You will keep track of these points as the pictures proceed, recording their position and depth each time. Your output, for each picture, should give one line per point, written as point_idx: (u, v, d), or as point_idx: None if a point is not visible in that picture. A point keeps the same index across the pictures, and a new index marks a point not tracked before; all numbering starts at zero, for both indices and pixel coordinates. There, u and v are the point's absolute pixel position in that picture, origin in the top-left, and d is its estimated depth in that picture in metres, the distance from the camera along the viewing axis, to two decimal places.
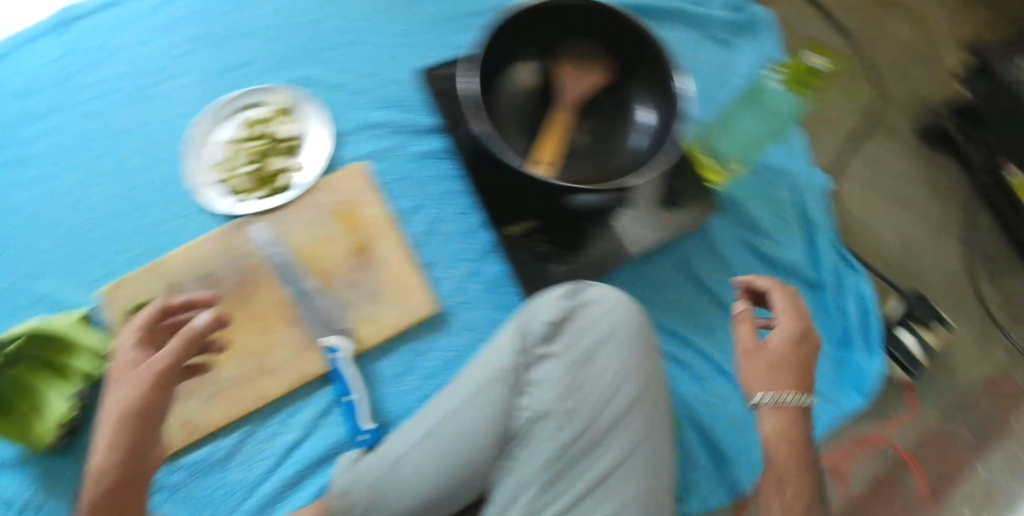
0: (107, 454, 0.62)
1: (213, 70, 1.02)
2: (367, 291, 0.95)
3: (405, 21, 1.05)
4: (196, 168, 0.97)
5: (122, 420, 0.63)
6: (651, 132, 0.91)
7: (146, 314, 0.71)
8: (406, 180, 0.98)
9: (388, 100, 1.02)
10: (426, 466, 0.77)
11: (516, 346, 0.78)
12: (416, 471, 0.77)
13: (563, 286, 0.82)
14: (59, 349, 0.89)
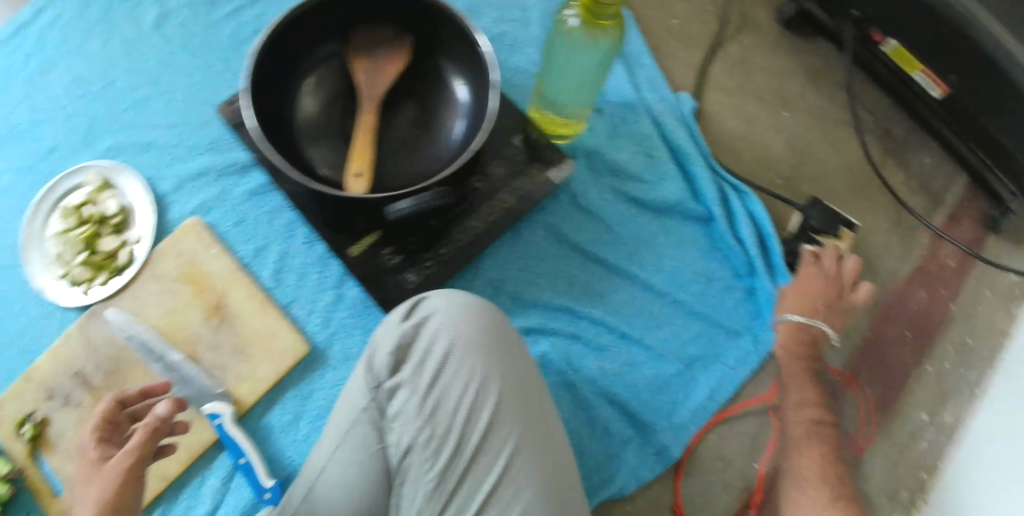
0: None
1: (20, 167, 0.97)
2: (230, 350, 0.87)
3: (198, 58, 1.01)
4: (35, 269, 0.93)
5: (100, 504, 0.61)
6: (467, 110, 0.88)
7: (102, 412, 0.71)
8: (241, 222, 0.92)
9: (203, 145, 0.96)
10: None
11: (365, 381, 0.71)
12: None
13: (401, 305, 0.74)
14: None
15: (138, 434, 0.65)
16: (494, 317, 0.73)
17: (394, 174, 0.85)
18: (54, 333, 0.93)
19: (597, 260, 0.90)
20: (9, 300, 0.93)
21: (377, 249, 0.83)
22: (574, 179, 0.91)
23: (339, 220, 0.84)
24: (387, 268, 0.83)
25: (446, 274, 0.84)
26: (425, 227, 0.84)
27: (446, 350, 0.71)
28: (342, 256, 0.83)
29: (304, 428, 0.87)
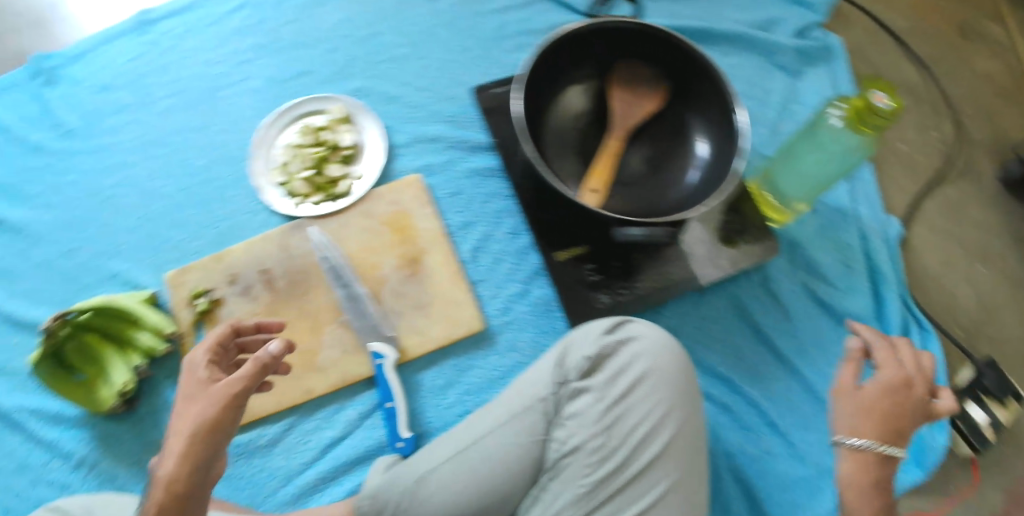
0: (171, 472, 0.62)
1: (271, 78, 1.08)
2: (413, 302, 0.94)
3: (462, 37, 1.06)
4: (260, 168, 1.01)
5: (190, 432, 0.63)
6: (703, 166, 0.91)
7: (219, 333, 0.74)
8: (458, 191, 0.98)
9: (444, 114, 1.02)
10: (456, 484, 0.77)
11: (553, 375, 0.80)
12: (444, 482, 0.77)
13: (605, 321, 0.82)
14: (117, 336, 0.98)
15: (246, 365, 0.66)
16: (666, 351, 0.79)
17: (619, 201, 0.91)
18: (253, 229, 1.01)
19: (769, 345, 0.93)
20: (222, 186, 1.03)
21: (582, 261, 0.91)
22: (772, 263, 0.95)
23: (553, 224, 0.92)
24: (585, 282, 0.91)
25: (633, 305, 0.90)
26: (630, 258, 0.91)
27: (638, 375, 0.78)
28: (547, 257, 0.91)
29: (456, 393, 0.92)
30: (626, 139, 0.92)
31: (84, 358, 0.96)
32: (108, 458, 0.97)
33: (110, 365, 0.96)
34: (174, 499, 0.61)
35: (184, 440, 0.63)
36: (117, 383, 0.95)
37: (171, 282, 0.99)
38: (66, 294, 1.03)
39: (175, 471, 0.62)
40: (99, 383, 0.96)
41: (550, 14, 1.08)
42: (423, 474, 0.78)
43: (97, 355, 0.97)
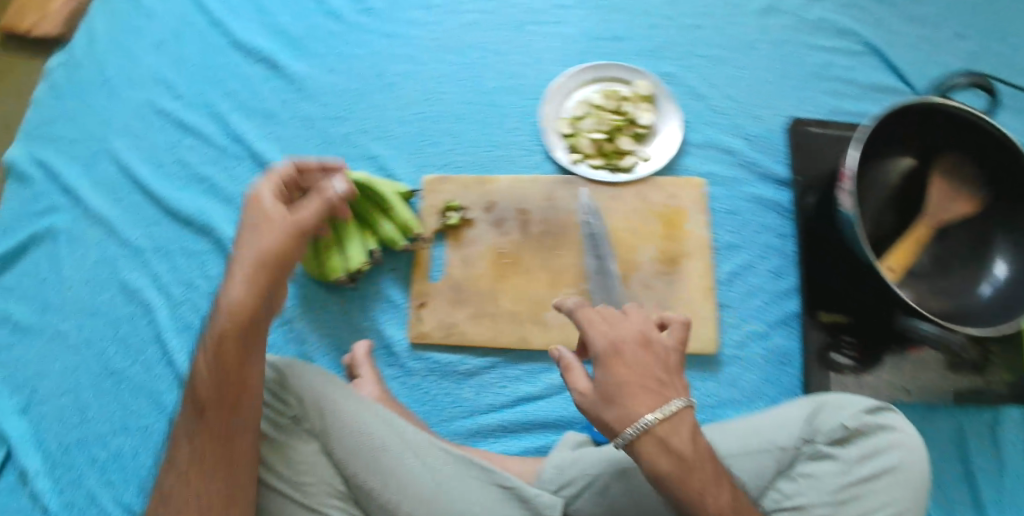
0: (240, 295, 0.69)
1: (588, 32, 1.05)
2: (660, 300, 0.94)
3: (783, 64, 1.03)
4: (552, 113, 1.01)
5: (260, 260, 0.70)
6: (999, 284, 0.92)
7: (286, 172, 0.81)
8: (733, 213, 0.98)
9: (744, 131, 1.01)
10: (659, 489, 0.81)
11: (800, 430, 0.82)
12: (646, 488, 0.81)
13: (864, 401, 0.83)
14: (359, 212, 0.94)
15: (315, 202, 0.76)
16: (912, 450, 0.79)
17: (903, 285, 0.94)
18: (525, 167, 1.00)
19: (971, 485, 0.94)
20: (505, 115, 1.02)
21: (841, 332, 0.93)
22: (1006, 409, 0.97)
23: (826, 287, 0.93)
24: (837, 353, 0.93)
25: (872, 392, 0.93)
26: (885, 345, 0.94)
27: (887, 465, 0.79)
28: (809, 314, 0.93)
29: None
30: (930, 234, 0.95)
31: (321, 221, 0.92)
32: (302, 320, 0.97)
33: (347, 238, 0.92)
34: (232, 335, 0.68)
35: (248, 265, 0.70)
36: (350, 260, 0.91)
37: (427, 184, 0.99)
38: (316, 154, 1.03)
39: (232, 298, 0.69)
40: (330, 251, 0.92)
41: (879, 74, 1.03)
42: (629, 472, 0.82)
43: (333, 223, 0.92)
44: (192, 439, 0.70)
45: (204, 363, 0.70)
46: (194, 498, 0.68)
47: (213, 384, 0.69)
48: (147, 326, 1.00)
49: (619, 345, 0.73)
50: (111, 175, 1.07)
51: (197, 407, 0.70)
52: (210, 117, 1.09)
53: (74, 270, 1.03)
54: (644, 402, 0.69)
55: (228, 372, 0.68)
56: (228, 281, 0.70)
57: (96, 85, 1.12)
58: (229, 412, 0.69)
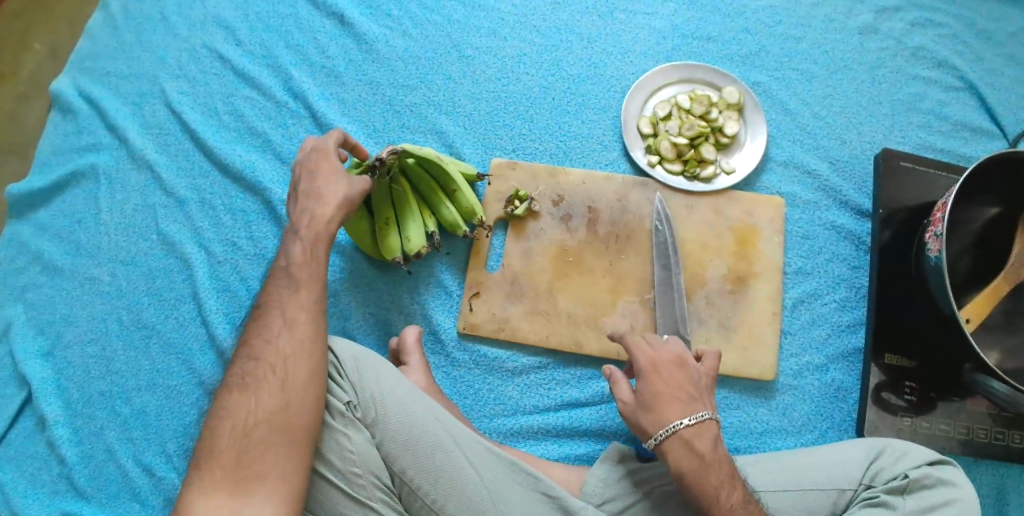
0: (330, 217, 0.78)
1: (678, 26, 1.03)
2: (723, 318, 0.91)
3: (874, 88, 1.03)
4: (633, 110, 0.98)
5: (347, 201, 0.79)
6: None
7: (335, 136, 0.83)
8: (806, 237, 0.95)
9: (828, 154, 0.99)
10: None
11: (860, 474, 0.80)
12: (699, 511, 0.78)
13: (929, 454, 0.81)
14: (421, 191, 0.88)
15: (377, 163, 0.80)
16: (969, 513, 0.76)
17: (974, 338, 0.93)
18: (600, 163, 0.97)
19: None
20: (584, 105, 0.99)
21: (904, 376, 0.90)
22: None
23: (895, 327, 0.90)
24: (896, 396, 0.89)
25: (925, 440, 0.89)
26: (946, 395, 0.90)
27: None
28: (875, 350, 0.90)
29: (726, 418, 0.91)
30: (1012, 286, 0.92)
31: (382, 198, 0.87)
32: (347, 297, 0.93)
33: (407, 218, 0.87)
34: (304, 261, 0.76)
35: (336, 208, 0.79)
36: (409, 242, 0.86)
37: (495, 168, 0.95)
38: (380, 121, 1.01)
39: (309, 225, 0.78)
40: (389, 230, 0.87)
41: (970, 112, 1.03)
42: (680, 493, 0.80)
43: (395, 201, 0.87)
44: (254, 358, 0.70)
45: (276, 287, 0.75)
46: (245, 406, 0.68)
47: (284, 310, 0.73)
48: (184, 282, 0.99)
49: (661, 364, 0.78)
50: (160, 117, 1.05)
51: (264, 325, 0.72)
52: (269, 68, 1.06)
53: (110, 215, 1.02)
54: (676, 410, 0.75)
55: (298, 297, 0.74)
56: (303, 216, 0.79)
57: (153, 20, 1.09)
58: (294, 331, 0.72)
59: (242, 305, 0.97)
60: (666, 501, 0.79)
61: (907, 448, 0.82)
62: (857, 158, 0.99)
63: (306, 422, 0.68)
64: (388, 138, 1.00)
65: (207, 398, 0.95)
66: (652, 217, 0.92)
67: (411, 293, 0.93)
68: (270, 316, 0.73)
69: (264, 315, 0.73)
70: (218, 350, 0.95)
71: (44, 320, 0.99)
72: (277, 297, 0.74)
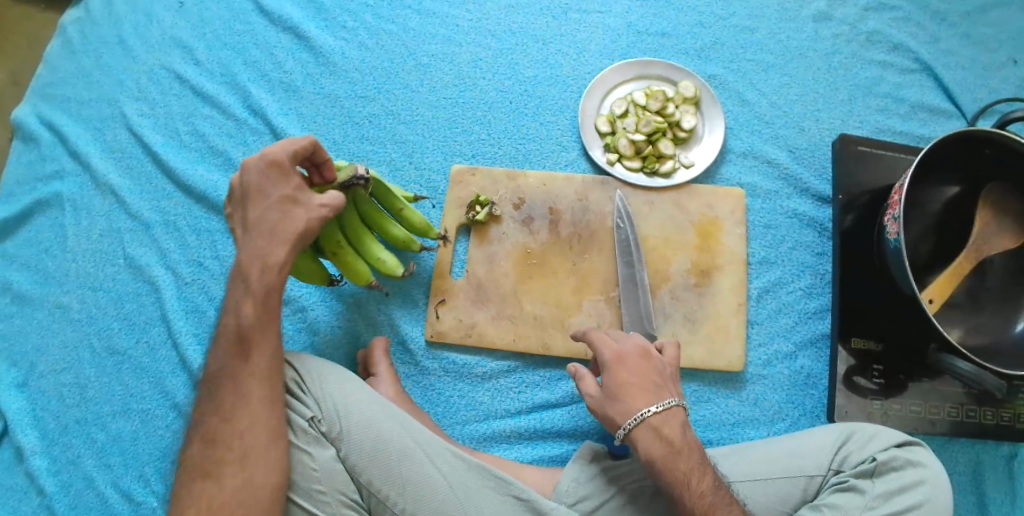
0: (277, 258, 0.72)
1: (632, 24, 1.03)
2: (689, 312, 0.91)
3: (831, 75, 1.04)
4: (590, 109, 0.98)
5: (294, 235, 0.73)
6: None
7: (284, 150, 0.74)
8: (767, 226, 0.96)
9: (787, 143, 1.00)
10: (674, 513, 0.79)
11: (829, 460, 0.81)
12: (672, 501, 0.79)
13: (897, 435, 0.81)
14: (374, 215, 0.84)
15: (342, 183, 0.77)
16: (938, 490, 0.77)
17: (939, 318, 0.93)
18: (560, 164, 0.97)
19: None
20: (542, 107, 1.00)
21: (872, 359, 0.90)
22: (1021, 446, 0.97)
23: (860, 310, 0.91)
24: (864, 378, 0.90)
25: (896, 421, 0.90)
26: (914, 375, 0.90)
27: (914, 501, 0.76)
28: (840, 334, 0.91)
29: (697, 412, 0.91)
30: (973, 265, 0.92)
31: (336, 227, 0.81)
32: (314, 311, 0.94)
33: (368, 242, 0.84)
34: (251, 320, 0.71)
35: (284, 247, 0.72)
36: (379, 266, 0.84)
37: (456, 174, 0.96)
38: (340, 134, 1.00)
39: (254, 275, 0.72)
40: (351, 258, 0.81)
41: (927, 93, 1.04)
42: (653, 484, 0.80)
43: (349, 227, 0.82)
44: (207, 436, 0.69)
45: (223, 352, 0.71)
46: (211, 489, 0.67)
47: (233, 380, 0.70)
48: (153, 306, 0.99)
49: (631, 359, 0.78)
50: (123, 140, 1.05)
51: (213, 400, 0.70)
52: (228, 87, 1.06)
53: (77, 242, 1.02)
54: (643, 398, 0.75)
55: (245, 363, 0.70)
56: (248, 260, 0.72)
57: (111, 44, 1.09)
58: (248, 405, 0.69)
59: (211, 326, 0.97)
60: (637, 494, 0.80)
61: (875, 430, 0.82)
62: (816, 145, 1.00)
63: (272, 483, 0.68)
64: (349, 151, 1.00)
65: (181, 420, 0.95)
66: (614, 215, 0.92)
67: (379, 304, 0.94)
68: (219, 388, 0.70)
69: (213, 387, 0.71)
70: (190, 371, 0.95)
71: (15, 351, 0.98)
72: (225, 363, 0.71)
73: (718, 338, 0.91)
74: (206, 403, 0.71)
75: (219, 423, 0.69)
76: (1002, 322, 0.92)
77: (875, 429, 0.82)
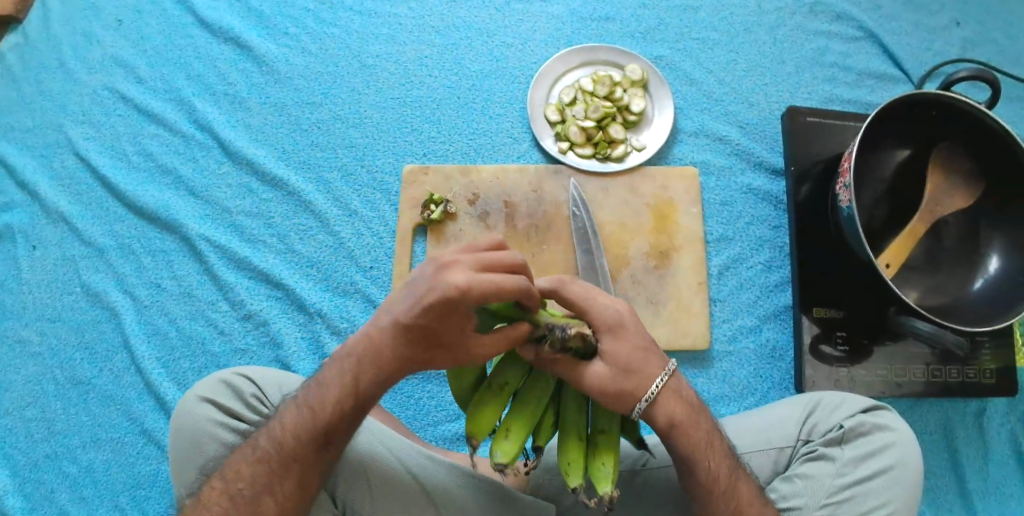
0: (394, 352, 0.60)
1: (575, 11, 1.03)
2: (651, 294, 0.92)
3: (777, 48, 1.04)
4: (539, 99, 0.98)
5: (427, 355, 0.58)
6: (990, 278, 0.91)
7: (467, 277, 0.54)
8: (722, 203, 0.97)
9: (737, 119, 1.00)
10: (649, 498, 0.76)
11: (797, 431, 0.79)
12: (664, 480, 0.76)
13: (862, 401, 0.80)
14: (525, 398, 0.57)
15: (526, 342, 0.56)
16: (911, 452, 0.75)
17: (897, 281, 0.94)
18: (513, 156, 0.97)
19: (957, 473, 0.95)
20: (490, 100, 1.00)
21: (834, 326, 0.90)
22: (990, 401, 0.98)
23: (818, 277, 0.91)
24: (829, 346, 0.90)
25: (862, 386, 0.90)
26: (878, 339, 0.91)
27: (885, 465, 0.74)
28: (802, 303, 0.91)
29: None
30: (926, 226, 0.94)
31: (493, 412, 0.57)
32: (277, 324, 0.93)
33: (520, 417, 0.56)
34: (337, 427, 0.63)
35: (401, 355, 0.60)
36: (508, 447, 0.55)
37: (409, 175, 0.96)
38: (289, 142, 1.01)
39: (364, 383, 0.62)
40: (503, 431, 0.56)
41: (872, 60, 1.05)
42: (629, 467, 0.77)
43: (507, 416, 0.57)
44: (243, 504, 0.63)
45: (296, 434, 0.63)
46: None
47: (295, 469, 0.63)
48: (114, 332, 0.96)
49: (621, 321, 0.60)
50: (70, 166, 1.03)
51: (267, 472, 0.63)
52: (172, 102, 1.04)
53: (31, 273, 0.99)
54: (655, 365, 0.61)
55: (314, 460, 0.64)
56: (369, 364, 0.61)
57: (51, 68, 1.06)
58: (300, 487, 0.64)
59: (174, 347, 0.95)
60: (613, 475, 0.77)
61: (836, 397, 0.81)
62: (766, 119, 1.00)
63: None
64: (298, 158, 1.00)
65: (153, 445, 0.92)
66: (569, 202, 0.92)
67: (341, 311, 0.93)
68: (277, 464, 0.63)
69: (270, 460, 0.64)
70: (157, 396, 0.93)
71: None
72: (294, 447, 0.63)
73: (683, 317, 0.92)
74: (252, 468, 0.64)
75: (258, 484, 0.63)
76: (960, 281, 0.93)
77: (839, 397, 0.81)
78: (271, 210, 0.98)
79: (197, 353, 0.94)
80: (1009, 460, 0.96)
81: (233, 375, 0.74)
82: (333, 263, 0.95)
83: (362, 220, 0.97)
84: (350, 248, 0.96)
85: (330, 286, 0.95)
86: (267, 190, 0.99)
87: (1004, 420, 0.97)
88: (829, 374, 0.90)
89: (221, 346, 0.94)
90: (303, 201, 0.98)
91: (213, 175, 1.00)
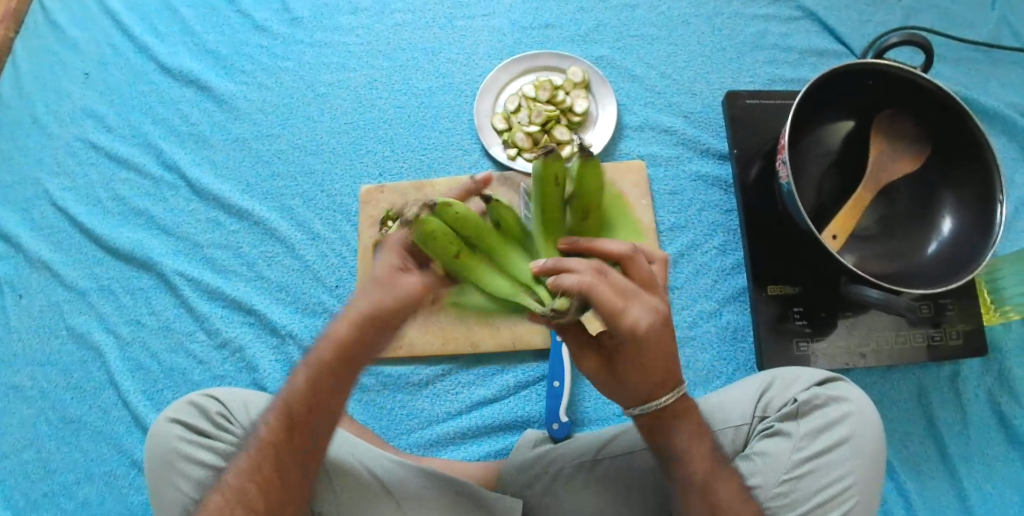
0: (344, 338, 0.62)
1: (516, 22, 1.07)
2: None
3: (716, 36, 1.06)
4: (486, 109, 1.02)
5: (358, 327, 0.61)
6: (944, 240, 0.92)
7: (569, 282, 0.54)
8: (672, 192, 1.00)
9: (682, 109, 1.03)
10: (611, 486, 0.77)
11: (753, 408, 0.80)
12: (624, 464, 0.77)
13: (817, 374, 0.80)
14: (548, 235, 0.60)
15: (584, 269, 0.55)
16: (872, 423, 0.75)
17: (847, 250, 0.95)
18: (465, 167, 1.01)
19: (936, 439, 0.95)
20: (440, 115, 1.04)
21: (791, 302, 0.92)
22: (965, 364, 0.97)
23: (770, 256, 0.93)
24: (790, 323, 0.91)
25: (827, 359, 0.91)
26: (838, 312, 0.92)
27: (843, 435, 0.74)
28: (757, 282, 0.93)
29: None
30: (876, 194, 0.94)
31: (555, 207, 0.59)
32: (252, 349, 0.97)
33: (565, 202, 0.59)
34: (309, 408, 0.64)
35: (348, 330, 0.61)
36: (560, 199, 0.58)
37: (365, 194, 1.00)
38: (252, 174, 1.05)
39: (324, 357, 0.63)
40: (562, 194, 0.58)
41: (813, 38, 1.06)
42: (592, 456, 0.79)
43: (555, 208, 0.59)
44: (230, 498, 0.64)
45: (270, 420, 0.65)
46: None
47: (270, 453, 0.64)
48: (99, 370, 0.99)
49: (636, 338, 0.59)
50: (49, 216, 1.07)
51: (248, 459, 0.65)
52: (141, 146, 1.09)
53: (17, 321, 1.02)
54: (654, 381, 0.64)
55: (289, 448, 0.64)
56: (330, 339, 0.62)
57: (25, 125, 1.11)
58: (277, 469, 0.64)
59: (158, 381, 0.98)
60: (576, 466, 0.78)
61: (793, 372, 0.81)
62: (711, 107, 1.03)
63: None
64: (261, 189, 1.04)
65: (145, 476, 0.94)
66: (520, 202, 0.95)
67: (312, 330, 0.97)
68: (256, 448, 0.65)
69: (251, 449, 0.65)
70: (145, 428, 0.95)
71: None
72: (266, 430, 0.65)
73: None
74: (236, 460, 0.65)
75: (242, 472, 0.64)
76: (916, 246, 0.93)
77: (795, 372, 0.81)
78: (240, 239, 1.02)
79: (181, 383, 0.97)
80: (990, 421, 0.95)
81: (198, 399, 0.77)
82: (301, 286, 0.99)
83: (325, 242, 1.00)
84: (316, 270, 0.99)
85: (300, 308, 0.98)
86: (235, 220, 1.03)
87: (982, 381, 0.96)
88: (792, 350, 0.91)
89: (202, 375, 0.97)
90: (270, 230, 1.02)
91: (183, 211, 1.04)
